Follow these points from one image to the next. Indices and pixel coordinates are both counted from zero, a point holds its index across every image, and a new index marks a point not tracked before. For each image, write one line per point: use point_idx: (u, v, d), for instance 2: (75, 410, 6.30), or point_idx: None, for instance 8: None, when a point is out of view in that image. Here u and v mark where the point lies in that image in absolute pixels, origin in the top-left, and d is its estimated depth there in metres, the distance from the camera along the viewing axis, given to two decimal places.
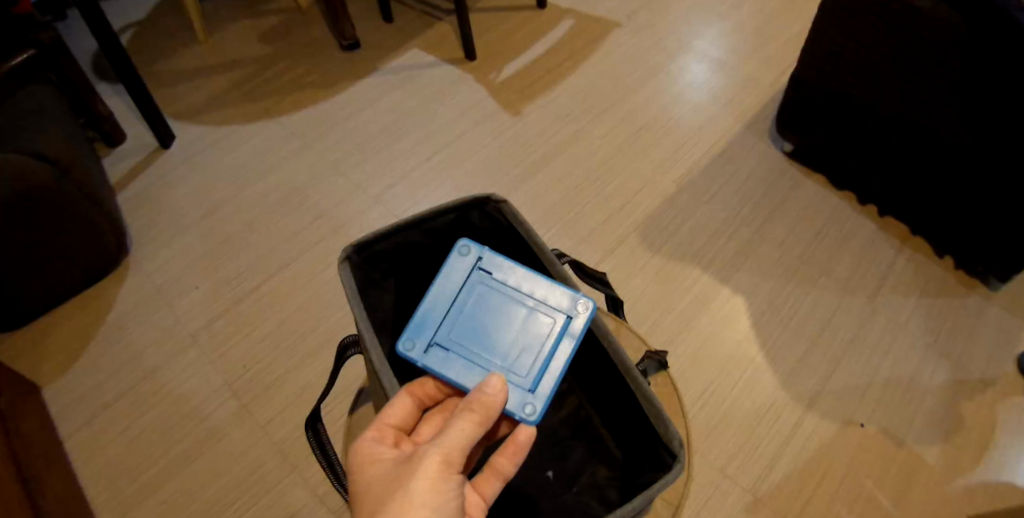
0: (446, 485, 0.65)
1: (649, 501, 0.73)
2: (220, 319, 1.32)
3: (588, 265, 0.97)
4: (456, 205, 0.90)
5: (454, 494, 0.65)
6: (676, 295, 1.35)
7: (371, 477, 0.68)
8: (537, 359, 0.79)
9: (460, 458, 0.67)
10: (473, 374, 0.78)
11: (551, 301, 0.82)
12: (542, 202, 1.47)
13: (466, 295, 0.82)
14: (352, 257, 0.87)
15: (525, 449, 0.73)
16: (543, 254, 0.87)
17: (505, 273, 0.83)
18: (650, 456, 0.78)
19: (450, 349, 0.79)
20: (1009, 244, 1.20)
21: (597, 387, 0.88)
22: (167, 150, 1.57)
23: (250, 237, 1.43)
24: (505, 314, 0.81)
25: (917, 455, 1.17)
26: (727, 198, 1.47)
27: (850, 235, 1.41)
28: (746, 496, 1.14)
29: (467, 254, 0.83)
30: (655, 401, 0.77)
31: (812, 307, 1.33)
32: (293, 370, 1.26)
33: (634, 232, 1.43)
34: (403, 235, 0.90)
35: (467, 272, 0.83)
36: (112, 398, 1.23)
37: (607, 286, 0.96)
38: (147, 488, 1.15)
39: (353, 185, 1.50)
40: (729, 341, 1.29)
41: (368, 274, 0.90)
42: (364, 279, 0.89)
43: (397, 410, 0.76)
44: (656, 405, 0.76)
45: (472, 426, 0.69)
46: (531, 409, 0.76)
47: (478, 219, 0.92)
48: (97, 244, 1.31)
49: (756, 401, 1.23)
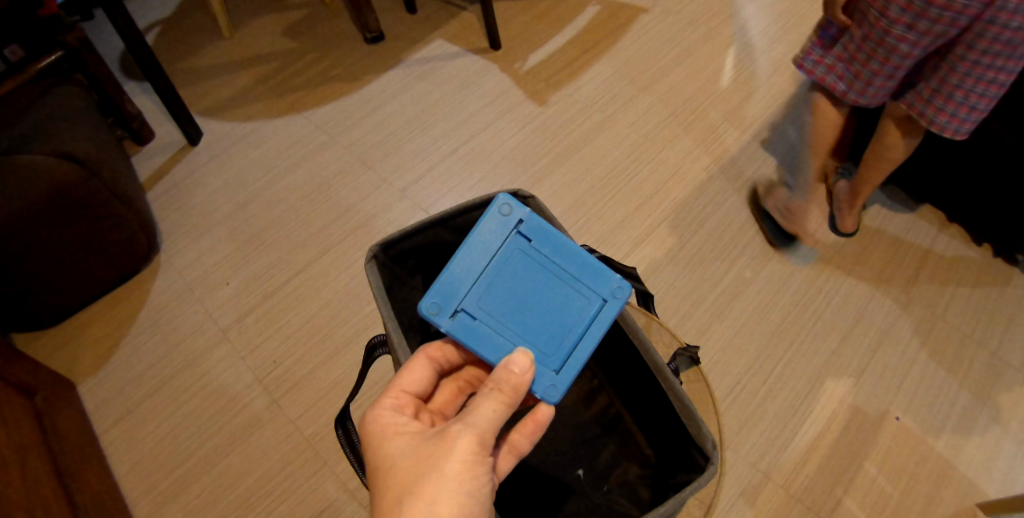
0: (479, 467, 0.65)
1: (682, 504, 0.72)
2: (251, 314, 1.34)
3: (616, 261, 0.96)
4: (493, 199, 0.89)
5: (484, 475, 0.65)
6: (706, 286, 1.32)
7: (396, 450, 0.68)
8: (564, 339, 0.77)
9: (490, 440, 0.67)
10: (498, 346, 0.76)
11: (588, 278, 0.79)
12: (568, 193, 1.45)
13: (502, 257, 0.79)
14: (378, 255, 0.87)
15: (543, 428, 0.73)
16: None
17: (544, 241, 0.79)
18: (682, 457, 0.77)
19: (477, 317, 0.77)
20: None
21: (628, 383, 0.87)
22: (195, 146, 1.59)
23: (278, 232, 1.44)
24: (537, 286, 0.79)
25: (954, 451, 1.14)
26: (758, 186, 1.44)
27: (885, 224, 1.37)
28: (779, 491, 1.12)
29: (508, 216, 0.79)
30: (687, 402, 0.75)
31: (845, 299, 1.30)
32: (323, 366, 1.27)
33: (663, 222, 1.40)
34: (429, 233, 0.90)
35: (505, 233, 0.79)
36: (147, 394, 1.26)
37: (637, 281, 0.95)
38: (182, 482, 1.17)
39: (379, 178, 1.50)
40: (761, 334, 1.27)
41: (395, 272, 0.90)
42: (389, 277, 0.89)
43: (415, 377, 0.77)
44: (690, 406, 0.75)
45: (501, 402, 0.68)
46: (553, 390, 0.76)
47: None
48: (129, 243, 1.33)
49: (789, 394, 1.21)
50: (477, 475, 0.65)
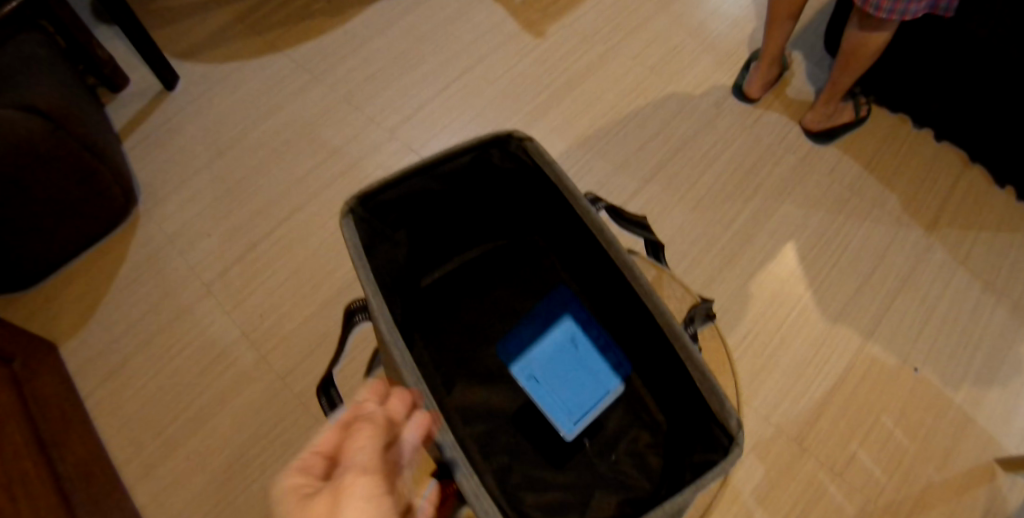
0: (307, 468, 0.52)
1: (701, 492, 0.61)
2: (235, 267, 1.27)
3: (626, 212, 0.86)
4: (473, 144, 0.74)
5: (311, 483, 0.51)
6: (716, 227, 1.25)
7: None
8: None
9: (334, 437, 0.54)
10: None
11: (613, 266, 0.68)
12: (568, 132, 1.35)
13: None
14: (355, 209, 0.73)
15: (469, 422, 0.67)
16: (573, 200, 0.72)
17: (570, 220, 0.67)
18: (703, 434, 0.67)
19: None
20: None
21: (638, 346, 0.79)
22: (172, 92, 1.48)
23: (260, 180, 1.35)
24: None
25: (973, 404, 1.10)
26: (771, 123, 1.34)
27: (906, 162, 1.28)
28: (792, 446, 1.08)
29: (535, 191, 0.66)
30: (709, 374, 0.65)
31: (863, 243, 1.22)
32: (311, 319, 1.21)
33: (670, 159, 1.31)
34: (414, 183, 0.75)
35: None
36: (131, 354, 1.21)
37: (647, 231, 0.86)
38: (171, 444, 1.13)
39: (367, 118, 1.40)
40: (774, 281, 1.20)
41: (376, 228, 0.75)
42: (369, 235, 0.74)
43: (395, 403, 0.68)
44: (710, 379, 0.64)
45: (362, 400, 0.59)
46: None
47: (499, 161, 0.77)
48: (102, 196, 1.25)
49: (803, 344, 1.15)
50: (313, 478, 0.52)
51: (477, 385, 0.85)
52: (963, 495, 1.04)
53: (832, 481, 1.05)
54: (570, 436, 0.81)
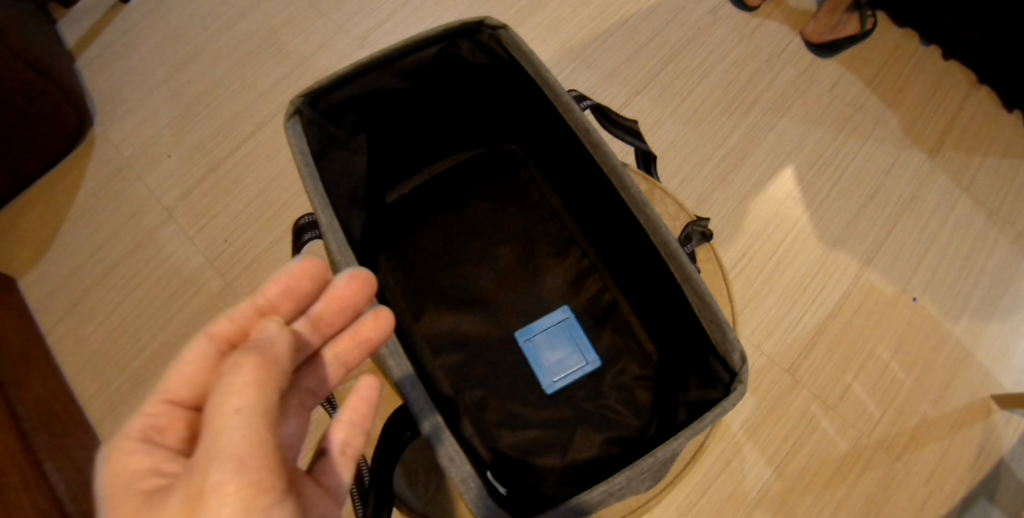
0: (155, 437, 0.54)
1: (702, 432, 0.55)
2: (195, 190, 1.20)
3: (611, 110, 0.80)
4: (438, 34, 0.67)
5: (162, 469, 0.52)
6: (710, 145, 1.16)
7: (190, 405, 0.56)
8: None
9: (186, 394, 0.55)
10: None
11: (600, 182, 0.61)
12: (552, 39, 1.24)
13: None
14: (304, 110, 0.65)
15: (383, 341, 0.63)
16: (555, 95, 0.65)
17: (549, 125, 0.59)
18: (701, 366, 0.61)
19: None
20: None
21: (626, 264, 0.73)
22: (127, 6, 1.32)
23: (222, 94, 1.26)
24: None
25: (973, 336, 1.06)
26: (772, 33, 1.24)
27: (914, 79, 1.20)
28: (784, 376, 1.04)
29: None
30: (710, 299, 0.58)
31: (865, 165, 1.15)
32: (275, 244, 1.16)
33: (663, 71, 1.21)
34: (370, 79, 0.67)
35: None
36: (90, 284, 1.13)
37: (639, 137, 0.80)
38: (137, 378, 1.08)
39: (334, 25, 1.29)
40: (770, 204, 1.13)
41: (328, 131, 0.67)
42: (321, 140, 0.67)
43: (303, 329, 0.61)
44: (712, 304, 0.58)
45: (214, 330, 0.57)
46: None
47: (469, 56, 0.69)
48: (53, 117, 1.14)
49: (798, 270, 1.09)
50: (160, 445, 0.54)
51: (449, 310, 0.78)
52: (959, 431, 1.01)
53: (825, 415, 1.02)
54: (599, 364, 0.77)
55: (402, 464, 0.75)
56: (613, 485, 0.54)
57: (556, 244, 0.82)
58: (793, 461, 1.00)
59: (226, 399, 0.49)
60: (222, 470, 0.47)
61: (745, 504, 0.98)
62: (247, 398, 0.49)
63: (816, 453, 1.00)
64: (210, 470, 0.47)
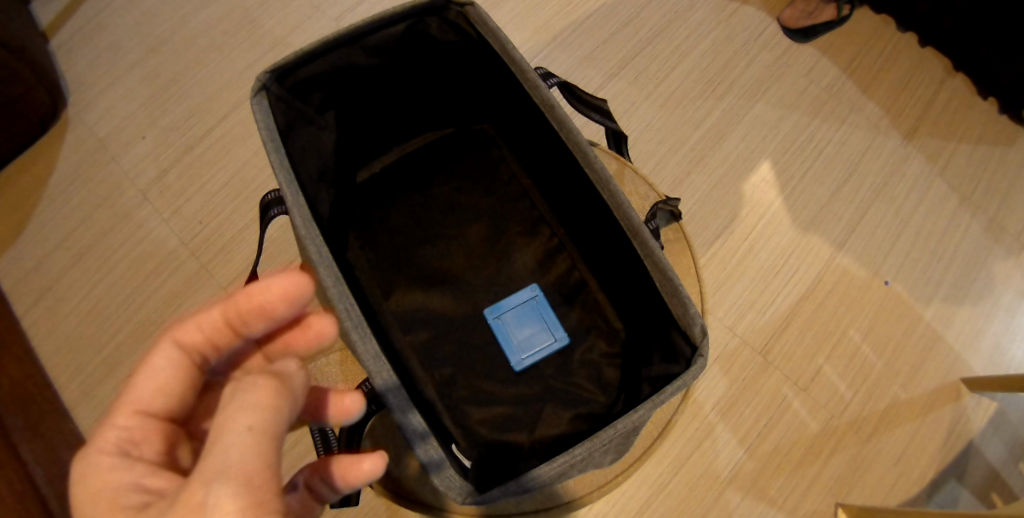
0: (132, 450, 0.50)
1: (661, 404, 0.56)
2: (170, 172, 1.19)
3: (581, 89, 0.79)
4: (405, 10, 0.66)
5: (145, 483, 0.49)
6: (686, 130, 1.17)
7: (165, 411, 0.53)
8: None
9: (160, 404, 0.52)
10: None
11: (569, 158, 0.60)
12: (530, 20, 1.23)
13: None
14: (271, 86, 0.64)
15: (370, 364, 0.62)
16: (524, 73, 0.65)
17: None
18: (664, 339, 0.63)
19: None
20: None
21: (592, 238, 0.73)
22: None
23: (197, 75, 1.24)
24: None
25: (943, 320, 1.08)
26: (748, 17, 1.25)
27: (888, 66, 1.21)
28: (756, 358, 1.06)
29: None
30: (670, 273, 0.59)
31: (839, 150, 1.17)
32: (252, 226, 1.15)
33: (640, 55, 1.22)
34: (338, 55, 0.67)
35: None
36: (64, 267, 1.12)
37: (608, 117, 0.79)
38: (112, 361, 1.07)
39: (310, 7, 1.28)
40: (744, 188, 1.14)
41: (296, 108, 0.67)
42: (289, 116, 0.66)
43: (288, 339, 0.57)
44: (674, 279, 0.59)
45: (184, 338, 0.53)
46: None
47: (437, 34, 0.69)
48: (26, 99, 1.12)
49: (771, 253, 1.11)
50: (138, 459, 0.50)
51: (418, 288, 0.79)
52: (929, 413, 1.04)
53: (797, 396, 1.04)
54: (568, 340, 0.77)
55: (370, 436, 0.76)
56: (574, 457, 0.55)
57: (526, 223, 0.82)
58: (765, 442, 1.02)
59: (238, 415, 0.46)
60: (223, 488, 0.43)
61: (717, 484, 1.00)
62: (259, 415, 0.46)
63: (787, 434, 1.02)
64: (211, 484, 0.43)
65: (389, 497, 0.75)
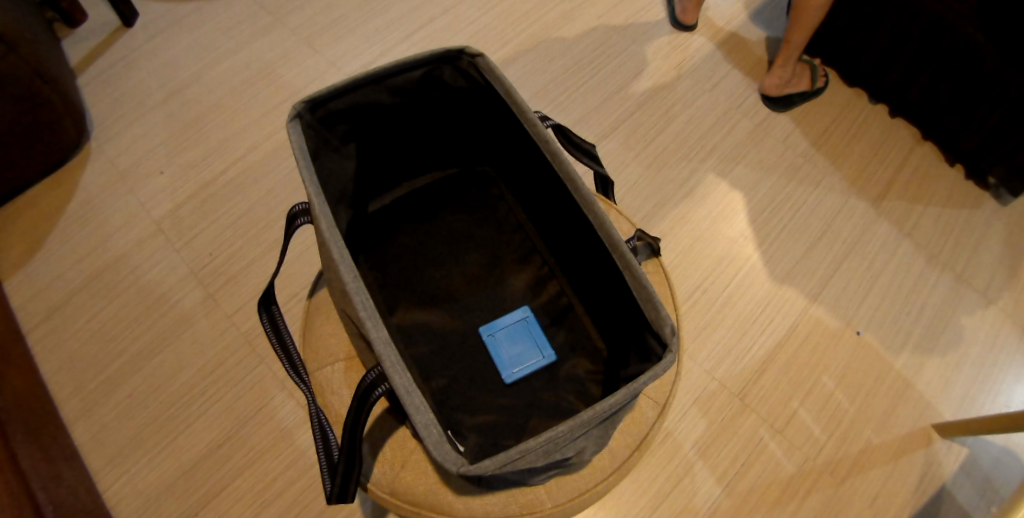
0: None
1: (635, 394, 0.60)
2: (184, 206, 1.25)
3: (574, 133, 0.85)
4: (425, 58, 0.74)
5: None
6: (672, 186, 1.26)
7: None
8: None
9: None
10: None
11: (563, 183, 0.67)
12: (530, 83, 1.34)
13: None
14: (303, 114, 0.71)
15: None
16: (524, 114, 0.73)
17: None
18: (640, 344, 0.68)
19: None
20: (1005, 136, 1.17)
21: (580, 264, 0.80)
22: (131, 30, 1.41)
23: (217, 118, 1.33)
24: None
25: (913, 369, 1.14)
26: (730, 87, 1.36)
27: (859, 136, 1.32)
28: (734, 401, 1.11)
29: None
30: (646, 283, 0.65)
31: (812, 209, 1.25)
32: (259, 258, 1.21)
33: (630, 117, 1.32)
34: (363, 92, 0.75)
35: None
36: (74, 289, 1.17)
37: (596, 162, 0.85)
38: (113, 382, 1.11)
39: (328, 62, 1.39)
40: (724, 241, 1.22)
41: (324, 137, 0.75)
42: (316, 143, 0.74)
43: None
44: (648, 288, 0.65)
45: None
46: None
47: (450, 80, 0.77)
48: (55, 129, 1.20)
49: (749, 304, 1.17)
50: None
51: (421, 305, 0.85)
52: (900, 459, 1.08)
53: (773, 438, 1.08)
54: (555, 358, 0.83)
55: (368, 442, 0.80)
56: (556, 434, 0.59)
57: (520, 252, 0.89)
58: (742, 482, 1.05)
59: None
60: None
61: None
62: None
63: (764, 474, 1.06)
64: None
65: (382, 499, 0.78)
